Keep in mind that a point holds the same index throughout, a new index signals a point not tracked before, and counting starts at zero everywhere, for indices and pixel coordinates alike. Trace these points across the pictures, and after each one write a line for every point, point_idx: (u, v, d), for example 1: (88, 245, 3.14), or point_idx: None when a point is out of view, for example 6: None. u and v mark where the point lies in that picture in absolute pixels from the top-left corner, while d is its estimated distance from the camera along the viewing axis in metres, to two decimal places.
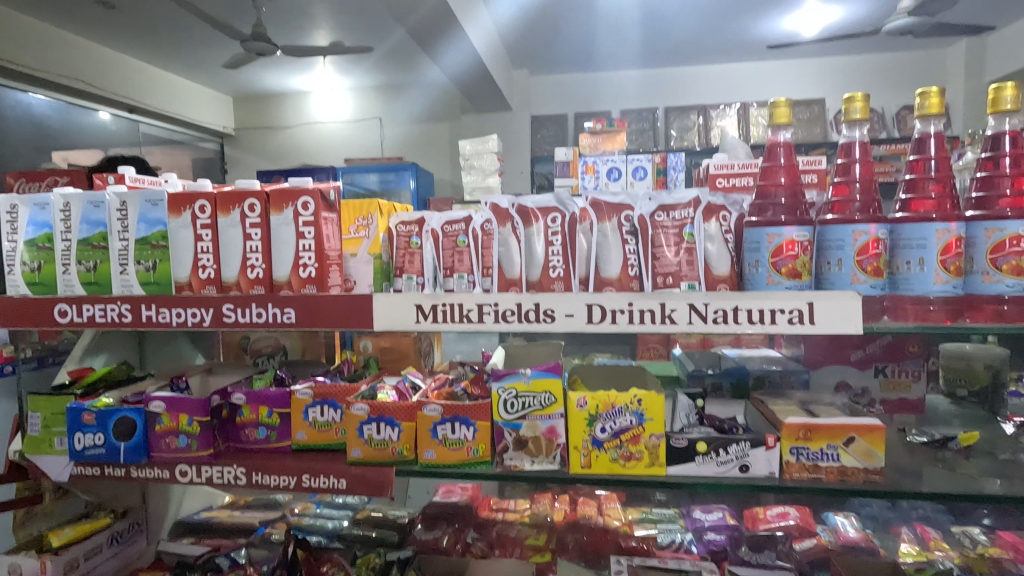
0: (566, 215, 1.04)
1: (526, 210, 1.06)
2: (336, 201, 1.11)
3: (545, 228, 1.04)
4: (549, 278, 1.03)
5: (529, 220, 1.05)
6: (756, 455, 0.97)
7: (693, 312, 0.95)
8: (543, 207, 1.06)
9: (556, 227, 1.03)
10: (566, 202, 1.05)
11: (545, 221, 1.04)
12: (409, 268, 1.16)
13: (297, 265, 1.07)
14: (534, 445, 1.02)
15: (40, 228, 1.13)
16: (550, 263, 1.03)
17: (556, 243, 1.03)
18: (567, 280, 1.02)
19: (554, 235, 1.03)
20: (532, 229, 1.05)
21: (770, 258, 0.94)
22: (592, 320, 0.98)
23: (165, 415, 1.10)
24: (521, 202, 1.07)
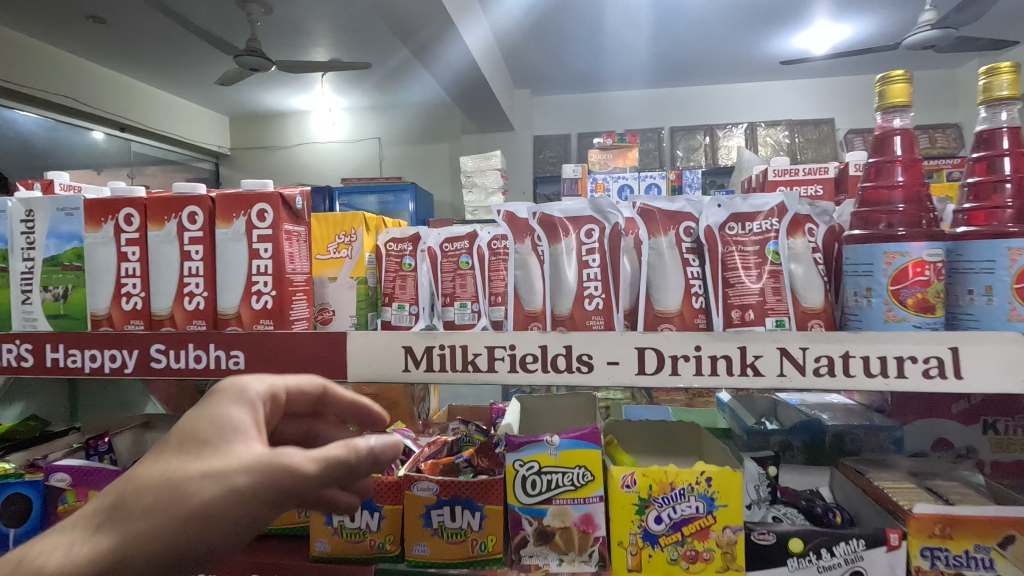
0: (608, 229, 0.79)
1: (553, 222, 0.81)
2: (304, 210, 0.87)
3: (577, 246, 0.79)
4: (585, 311, 0.77)
5: (556, 236, 0.80)
6: (873, 559, 0.70)
7: (787, 361, 0.68)
8: (576, 215, 0.81)
9: (592, 243, 0.79)
10: (604, 212, 0.81)
11: (578, 236, 0.80)
12: (395, 294, 0.91)
13: (249, 293, 0.81)
14: (562, 538, 0.74)
15: None
16: (584, 293, 0.77)
17: (593, 263, 0.78)
18: (610, 315, 0.76)
19: (593, 254, 0.78)
20: (560, 246, 0.80)
21: (890, 286, 0.68)
22: (644, 371, 0.71)
23: (70, 492, 0.84)
24: (546, 211, 0.82)
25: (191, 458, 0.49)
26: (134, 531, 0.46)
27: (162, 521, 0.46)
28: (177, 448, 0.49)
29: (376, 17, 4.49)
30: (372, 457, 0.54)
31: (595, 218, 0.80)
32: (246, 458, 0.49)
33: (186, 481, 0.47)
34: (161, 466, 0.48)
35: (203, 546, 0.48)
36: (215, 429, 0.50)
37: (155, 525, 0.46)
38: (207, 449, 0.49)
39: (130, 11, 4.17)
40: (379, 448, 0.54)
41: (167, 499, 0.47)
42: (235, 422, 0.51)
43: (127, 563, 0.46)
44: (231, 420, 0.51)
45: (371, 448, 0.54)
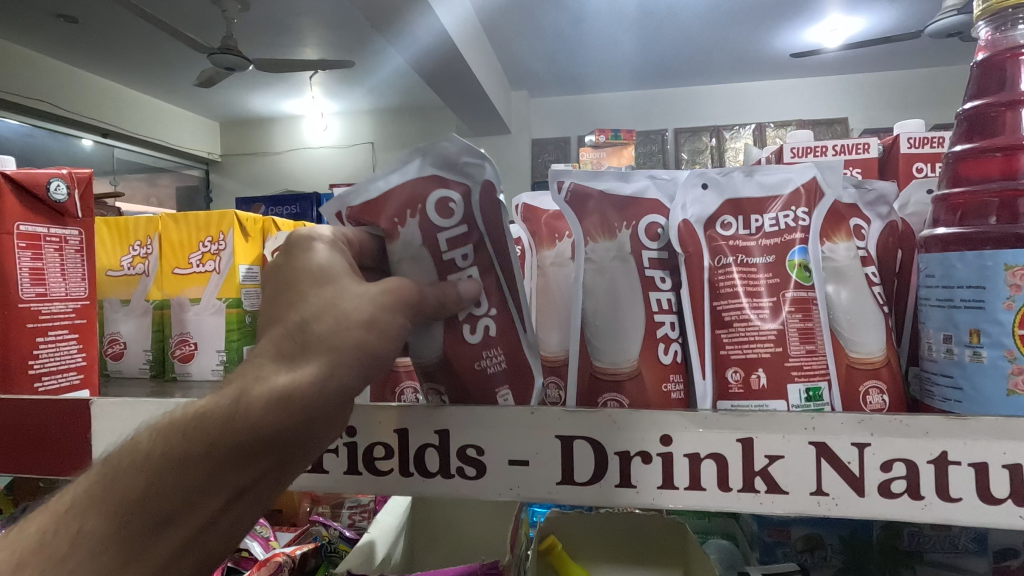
0: (478, 193, 0.45)
1: (376, 209, 0.45)
2: (73, 201, 0.56)
3: (433, 232, 0.45)
4: (467, 346, 0.45)
5: (392, 235, 0.45)
6: None
7: (829, 470, 0.37)
8: (409, 184, 0.45)
9: (456, 227, 0.45)
10: (458, 166, 0.45)
11: (429, 216, 0.45)
12: None
13: None
14: None
15: None
16: (462, 319, 0.45)
17: (462, 262, 0.45)
18: (513, 340, 0.46)
19: (461, 248, 0.45)
20: (400, 250, 0.45)
21: (1018, 329, 0.37)
22: (573, 477, 0.41)
23: None
24: (350, 203, 0.45)
25: (340, 288, 0.38)
26: (330, 346, 0.36)
27: (348, 338, 0.36)
28: (313, 283, 0.38)
29: (358, 19, 4.21)
30: (457, 298, 0.44)
31: (440, 178, 0.45)
32: (398, 285, 0.40)
33: (353, 305, 0.37)
34: (310, 298, 0.37)
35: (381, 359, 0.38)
36: (345, 268, 0.40)
37: (344, 344, 0.36)
38: (348, 279, 0.39)
39: (96, 11, 3.91)
40: (467, 291, 0.45)
41: (341, 322, 0.37)
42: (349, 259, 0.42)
43: (333, 386, 0.36)
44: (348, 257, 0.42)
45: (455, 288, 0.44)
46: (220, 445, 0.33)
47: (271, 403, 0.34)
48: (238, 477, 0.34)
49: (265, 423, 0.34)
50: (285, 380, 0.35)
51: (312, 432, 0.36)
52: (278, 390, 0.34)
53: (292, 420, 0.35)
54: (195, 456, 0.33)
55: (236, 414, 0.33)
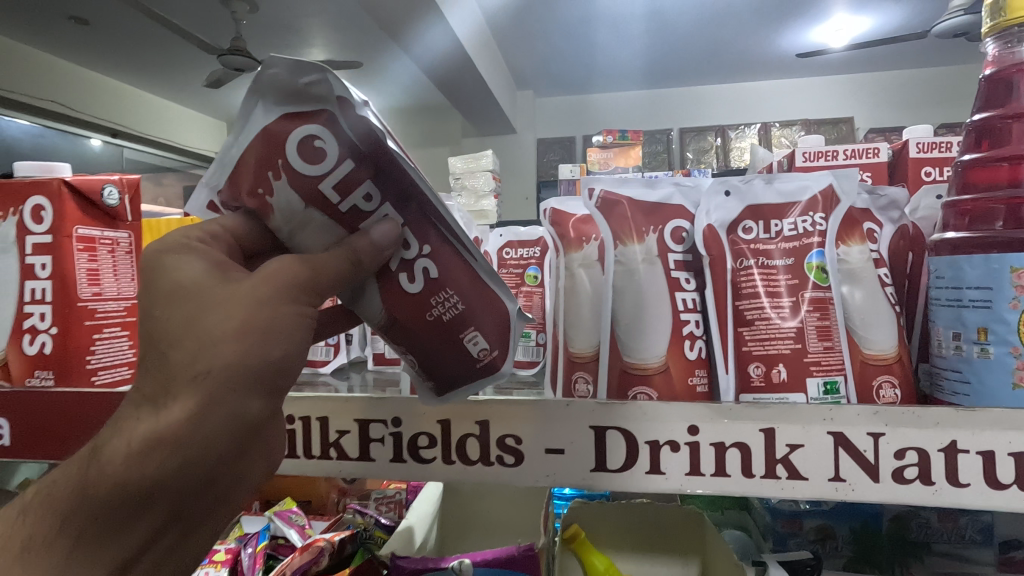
0: (341, 121, 0.36)
1: (240, 184, 0.38)
2: (124, 206, 0.60)
3: (311, 185, 0.37)
4: (411, 296, 0.40)
5: (266, 211, 0.38)
6: None
7: (846, 457, 0.40)
8: (257, 143, 0.37)
9: (334, 173, 0.36)
10: (304, 92, 0.36)
11: (295, 169, 0.36)
12: None
13: (19, 331, 0.54)
14: None
15: None
16: (395, 268, 0.39)
17: (369, 205, 0.37)
18: (458, 271, 0.40)
19: (358, 189, 0.37)
20: (284, 223, 0.38)
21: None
22: (606, 466, 0.43)
23: None
24: (215, 193, 0.39)
25: (203, 301, 0.35)
26: (196, 376, 0.33)
27: (219, 354, 0.34)
28: (169, 301, 0.35)
29: (365, 20, 4.24)
30: (376, 246, 0.37)
31: (291, 114, 0.36)
32: (277, 273, 0.36)
33: (223, 314, 0.34)
34: (167, 320, 0.35)
35: (273, 364, 0.35)
36: (208, 272, 0.36)
37: (211, 371, 0.34)
38: (213, 293, 0.35)
39: (106, 11, 3.93)
40: (384, 236, 0.38)
41: (202, 344, 0.34)
42: (217, 255, 0.38)
43: (211, 413, 0.34)
44: (214, 252, 0.38)
45: (367, 236, 0.37)
46: (100, 496, 0.33)
47: (147, 444, 0.33)
48: (130, 528, 0.33)
49: (143, 467, 0.33)
50: (153, 423, 0.33)
51: (201, 466, 0.34)
52: (148, 432, 0.33)
53: (173, 456, 0.33)
54: (74, 514, 0.32)
55: (123, 455, 0.33)
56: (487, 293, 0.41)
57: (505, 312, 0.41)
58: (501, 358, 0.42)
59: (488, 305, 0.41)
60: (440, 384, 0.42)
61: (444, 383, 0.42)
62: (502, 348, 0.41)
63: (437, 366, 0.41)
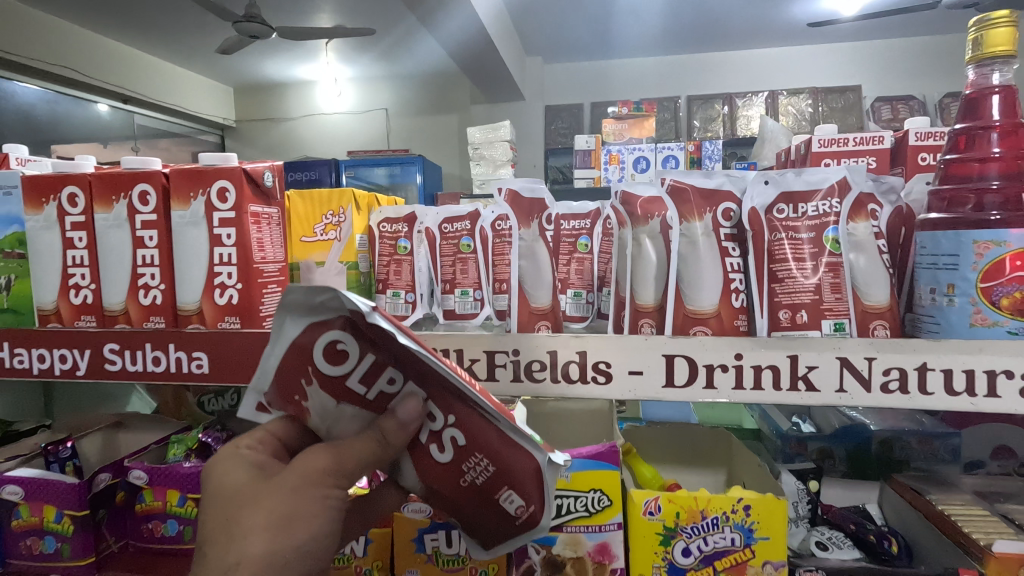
0: (355, 328, 0.48)
1: (281, 387, 0.51)
2: (276, 188, 0.74)
3: (338, 382, 0.49)
4: (445, 461, 0.51)
5: (305, 410, 0.52)
6: None
7: (848, 374, 0.56)
8: (291, 356, 0.49)
9: (357, 368, 0.49)
10: (321, 306, 0.48)
11: (323, 372, 0.49)
12: (396, 281, 1.05)
13: (212, 286, 0.70)
14: (574, 568, 0.66)
15: None
16: (427, 439, 0.51)
17: (393, 385, 0.50)
18: (479, 435, 0.50)
19: (383, 375, 0.49)
20: (319, 411, 0.51)
21: (980, 284, 0.55)
22: (673, 383, 0.60)
23: (23, 506, 0.75)
24: (262, 397, 0.53)
25: (244, 502, 0.49)
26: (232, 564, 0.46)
27: (251, 545, 0.46)
28: (220, 504, 0.49)
29: None
30: (400, 423, 0.49)
31: (314, 325, 0.48)
32: (305, 466, 0.50)
33: (258, 511, 0.48)
34: (213, 521, 0.48)
35: (295, 548, 0.48)
36: (252, 476, 0.51)
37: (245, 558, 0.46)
38: (249, 494, 0.49)
39: None
40: (408, 411, 0.49)
41: (236, 540, 0.47)
42: (255, 458, 0.53)
43: None
44: (253, 456, 0.53)
45: (393, 416, 0.49)
46: None
47: None
48: None
49: None
50: None
51: None
52: None
53: None
54: None
55: None
56: (511, 450, 0.50)
57: (533, 468, 0.50)
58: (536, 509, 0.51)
59: (509, 464, 0.50)
60: (488, 536, 0.53)
61: (486, 524, 0.52)
62: (532, 498, 0.50)
63: (482, 521, 0.52)
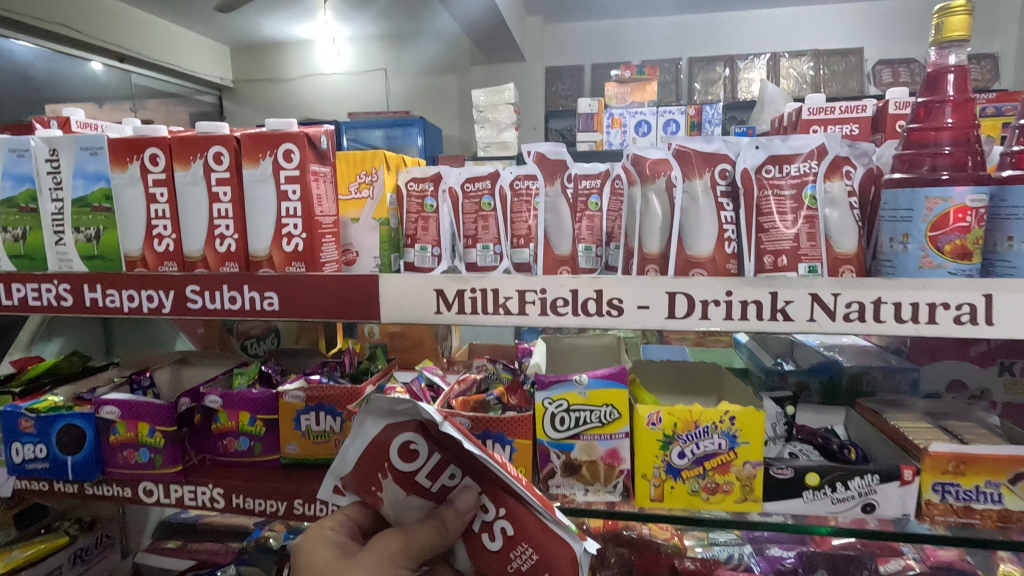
0: (421, 429, 0.65)
1: (362, 478, 0.68)
2: (330, 150, 0.85)
3: (409, 476, 0.66)
4: (495, 548, 0.64)
5: (378, 500, 0.67)
6: (886, 493, 0.74)
7: (818, 306, 0.69)
8: (370, 452, 0.66)
9: (425, 461, 0.65)
10: (396, 411, 0.64)
11: (396, 467, 0.66)
12: (422, 237, 0.99)
13: (280, 235, 0.81)
14: (588, 471, 0.79)
15: (21, 184, 0.87)
16: (480, 528, 0.65)
17: (453, 479, 0.65)
18: (523, 524, 0.63)
19: (446, 471, 0.65)
20: (392, 501, 0.67)
21: (928, 233, 0.67)
22: (674, 315, 0.72)
23: (120, 423, 0.89)
24: (341, 480, 0.69)
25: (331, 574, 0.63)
26: None
27: None
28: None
29: None
30: (457, 512, 0.64)
31: (390, 427, 0.65)
32: (380, 546, 0.64)
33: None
34: None
35: None
36: (336, 554, 0.65)
37: None
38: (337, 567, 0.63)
39: None
40: (465, 502, 0.64)
41: None
42: (339, 539, 0.67)
43: None
44: (337, 537, 0.67)
45: (453, 506, 0.64)
46: None
47: None
48: None
49: None
50: None
51: None
52: None
53: None
54: None
55: None
56: (550, 536, 0.63)
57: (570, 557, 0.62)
58: None
59: (550, 553, 0.62)
60: None
61: None
62: None
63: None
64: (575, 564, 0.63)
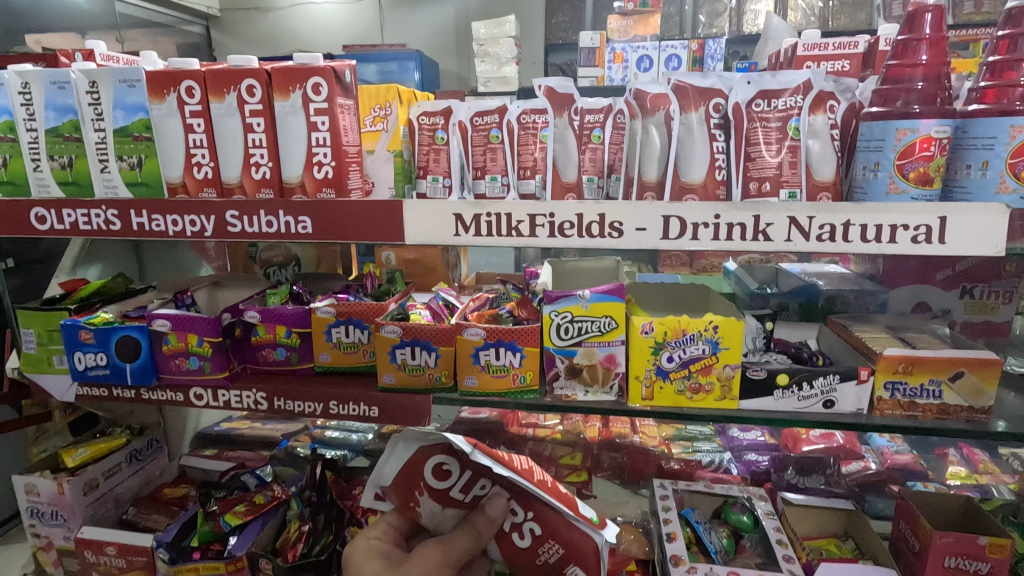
0: (450, 451, 0.82)
1: (402, 493, 0.85)
2: (353, 83, 0.91)
3: (444, 492, 0.83)
4: (526, 545, 0.81)
5: (417, 513, 0.84)
6: (844, 390, 0.86)
7: (794, 227, 0.78)
8: (407, 471, 0.84)
9: (456, 474, 0.83)
10: (428, 437, 0.82)
11: (432, 484, 0.84)
12: (434, 168, 1.07)
13: (311, 164, 0.89)
14: (589, 373, 0.91)
15: (64, 114, 0.93)
16: (511, 528, 0.82)
17: (483, 489, 0.82)
18: (548, 522, 0.81)
19: (478, 484, 0.82)
20: (428, 511, 0.84)
21: (896, 161, 0.76)
22: (668, 236, 0.81)
23: (171, 335, 0.99)
24: (382, 491, 0.86)
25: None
26: None
27: None
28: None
29: None
30: (489, 518, 0.79)
31: (424, 448, 0.83)
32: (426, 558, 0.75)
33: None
34: None
35: None
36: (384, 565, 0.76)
37: None
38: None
39: None
40: (496, 509, 0.79)
41: None
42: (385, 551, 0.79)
43: None
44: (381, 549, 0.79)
45: (486, 514, 0.79)
46: None
47: None
48: None
49: None
50: None
51: None
52: None
53: None
54: None
55: None
56: (571, 529, 0.81)
57: (590, 545, 0.81)
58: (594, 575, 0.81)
59: (572, 543, 0.80)
60: None
61: None
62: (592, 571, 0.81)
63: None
64: (596, 551, 0.81)
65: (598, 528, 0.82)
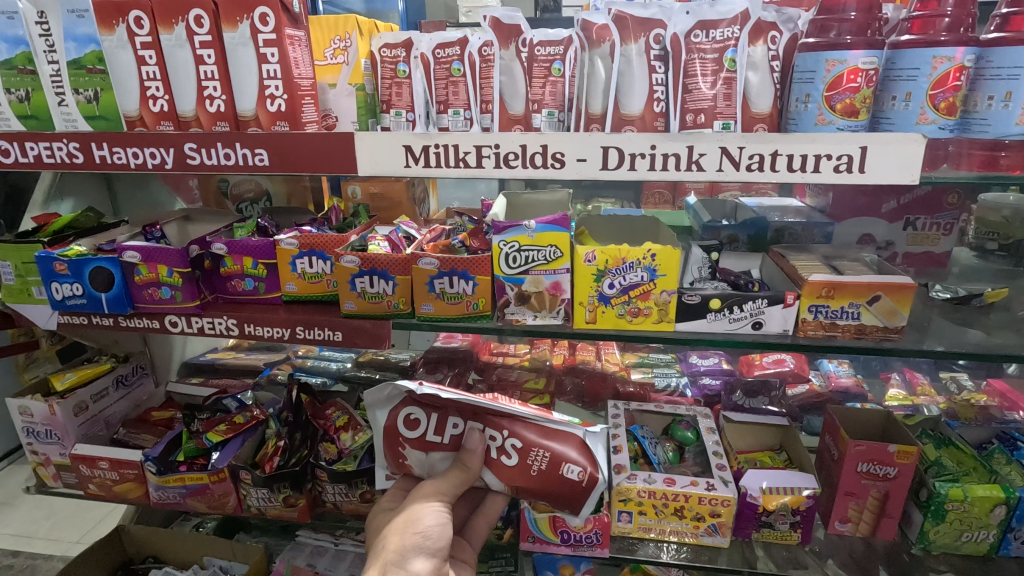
0: (412, 405, 0.88)
1: (391, 456, 0.91)
2: (302, 14, 0.93)
3: (421, 439, 0.88)
4: (517, 463, 0.86)
5: (409, 467, 0.90)
6: (772, 313, 0.93)
7: (726, 158, 0.81)
8: (386, 437, 0.90)
9: (429, 424, 0.88)
10: (388, 398, 0.89)
11: (408, 436, 0.89)
12: (397, 102, 1.09)
13: (263, 96, 0.91)
14: (536, 299, 0.97)
15: (16, 46, 0.93)
16: (497, 452, 0.87)
17: (457, 427, 0.87)
18: (524, 435, 0.86)
19: (448, 423, 0.87)
20: (418, 462, 0.89)
21: (825, 93, 0.79)
22: (607, 166, 0.85)
23: (142, 265, 1.04)
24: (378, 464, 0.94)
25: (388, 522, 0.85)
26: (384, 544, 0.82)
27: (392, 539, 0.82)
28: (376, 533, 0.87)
29: None
30: (469, 449, 0.86)
31: (390, 410, 0.89)
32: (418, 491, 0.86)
33: (395, 524, 0.84)
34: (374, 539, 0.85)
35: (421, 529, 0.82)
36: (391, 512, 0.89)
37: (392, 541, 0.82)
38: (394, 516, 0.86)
39: None
40: (472, 437, 0.86)
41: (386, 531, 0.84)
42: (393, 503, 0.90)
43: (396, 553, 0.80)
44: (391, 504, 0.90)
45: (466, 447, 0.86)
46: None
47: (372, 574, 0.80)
48: None
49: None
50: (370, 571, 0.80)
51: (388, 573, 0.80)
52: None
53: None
54: None
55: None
56: (549, 432, 0.86)
57: (573, 442, 0.86)
58: (588, 465, 0.85)
59: (554, 444, 0.85)
60: (570, 501, 0.86)
61: (560, 488, 0.85)
62: (581, 462, 0.85)
63: (561, 491, 0.86)
64: (582, 444, 0.87)
65: (577, 425, 0.88)
